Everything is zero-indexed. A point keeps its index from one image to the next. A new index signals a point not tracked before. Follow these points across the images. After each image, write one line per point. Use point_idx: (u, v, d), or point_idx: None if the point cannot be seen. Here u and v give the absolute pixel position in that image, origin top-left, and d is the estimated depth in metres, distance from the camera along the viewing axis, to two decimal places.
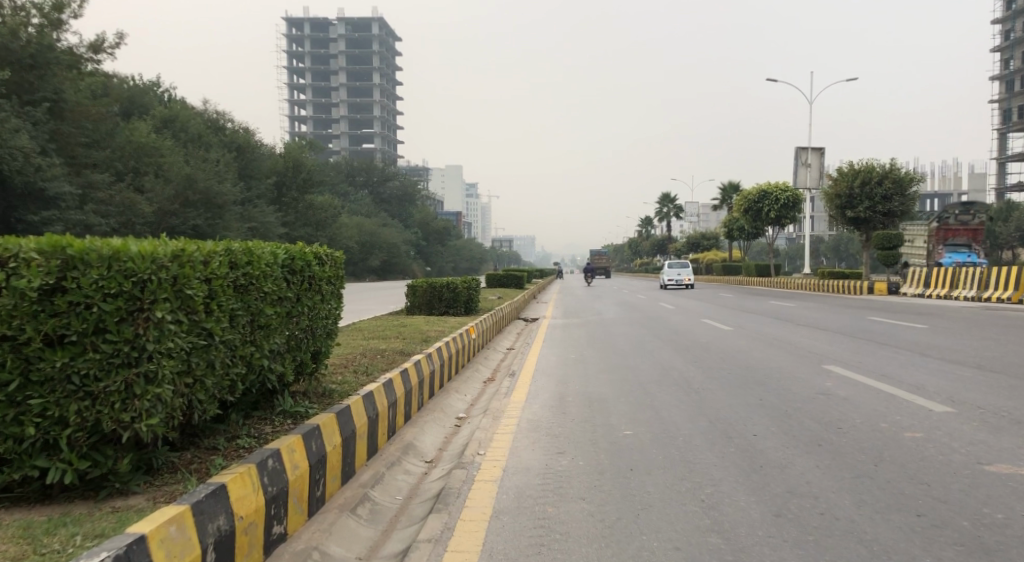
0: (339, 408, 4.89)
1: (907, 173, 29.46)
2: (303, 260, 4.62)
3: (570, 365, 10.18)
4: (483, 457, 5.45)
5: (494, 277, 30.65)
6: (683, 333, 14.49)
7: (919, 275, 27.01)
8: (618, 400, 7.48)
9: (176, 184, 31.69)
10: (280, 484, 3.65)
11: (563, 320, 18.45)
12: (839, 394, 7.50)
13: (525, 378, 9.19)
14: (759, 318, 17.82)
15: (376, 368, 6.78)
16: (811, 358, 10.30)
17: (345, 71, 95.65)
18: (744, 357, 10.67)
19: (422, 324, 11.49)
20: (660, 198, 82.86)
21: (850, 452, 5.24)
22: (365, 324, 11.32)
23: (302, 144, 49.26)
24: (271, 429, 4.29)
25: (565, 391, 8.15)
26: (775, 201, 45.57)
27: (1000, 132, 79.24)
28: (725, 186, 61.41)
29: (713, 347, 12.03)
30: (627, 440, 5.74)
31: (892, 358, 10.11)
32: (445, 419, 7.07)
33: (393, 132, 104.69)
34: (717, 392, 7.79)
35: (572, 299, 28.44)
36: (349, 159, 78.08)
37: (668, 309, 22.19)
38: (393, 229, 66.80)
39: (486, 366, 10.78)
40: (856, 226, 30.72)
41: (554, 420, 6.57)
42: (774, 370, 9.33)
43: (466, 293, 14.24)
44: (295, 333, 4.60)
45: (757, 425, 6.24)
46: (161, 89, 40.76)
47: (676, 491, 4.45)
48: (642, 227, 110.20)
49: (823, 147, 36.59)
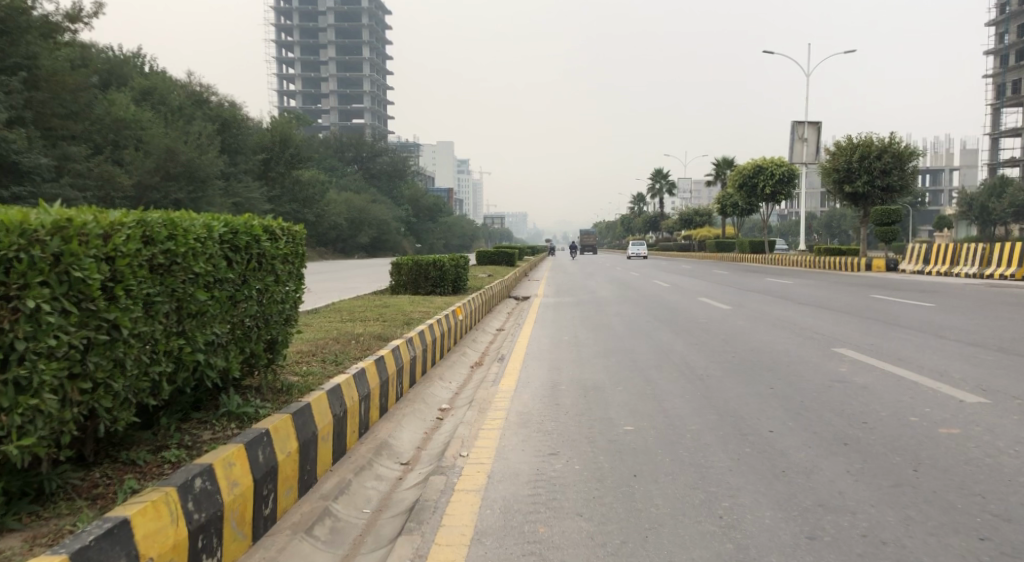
0: (295, 408, 4.20)
1: (907, 146, 28.82)
2: (249, 236, 3.92)
3: (562, 348, 9.54)
4: (466, 460, 4.79)
5: (485, 254, 29.88)
6: (681, 312, 13.86)
7: (919, 251, 26.47)
8: (616, 389, 6.87)
9: (158, 156, 30.61)
10: (210, 510, 2.97)
11: (554, 299, 17.76)
12: (856, 382, 6.89)
13: (513, 363, 8.53)
14: (757, 297, 17.24)
15: (347, 355, 6.09)
16: (819, 340, 9.70)
17: (333, 44, 93.73)
18: (747, 340, 10.06)
19: (405, 304, 10.82)
20: (653, 174, 82.13)
21: (882, 453, 4.61)
22: (345, 305, 10.64)
23: (288, 117, 48.10)
24: (210, 436, 3.61)
25: (558, 378, 7.51)
26: (770, 176, 44.86)
27: (993, 106, 78.77)
28: (718, 161, 60.66)
29: (714, 328, 11.42)
30: (627, 438, 5.10)
31: (905, 340, 9.51)
32: (426, 411, 6.42)
33: (382, 107, 103.14)
34: (723, 380, 7.16)
35: (564, 277, 27.70)
36: (337, 133, 76.69)
37: (662, 286, 21.55)
38: (383, 205, 65.86)
39: (473, 349, 10.13)
40: (854, 201, 30.11)
41: (546, 413, 5.93)
42: (782, 354, 8.72)
43: (453, 271, 13.54)
44: (241, 321, 3.91)
45: (772, 419, 5.60)
46: (142, 59, 39.43)
47: (688, 506, 3.80)
48: (635, 204, 109.23)
49: (821, 121, 35.86)
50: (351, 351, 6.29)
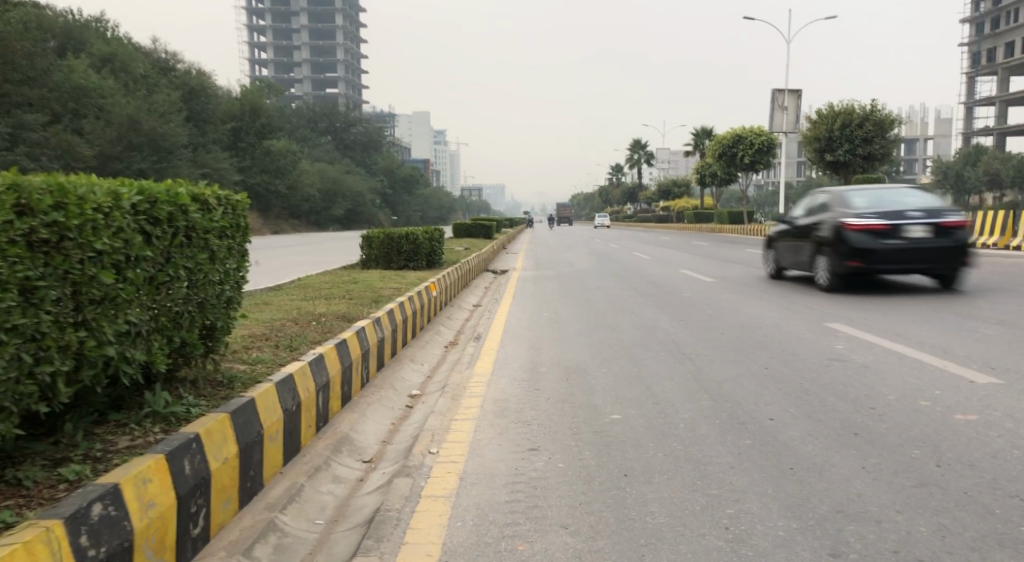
0: (235, 405, 3.62)
1: (888, 114, 28.49)
2: (176, 204, 3.29)
3: (542, 326, 9.04)
4: (435, 457, 4.27)
5: (462, 226, 29.17)
6: (663, 286, 13.40)
7: None
8: (601, 370, 6.39)
9: (120, 125, 29.35)
10: (114, 542, 2.41)
11: (533, 273, 17.20)
12: (855, 361, 6.47)
13: (491, 343, 7.99)
14: (740, 269, 16.83)
15: (304, 338, 5.49)
16: (810, 315, 9.29)
17: (305, 12, 91.23)
18: (734, 314, 9.63)
19: (376, 280, 10.22)
20: (631, 144, 81.61)
21: (897, 444, 4.17)
22: (311, 281, 10.02)
23: (258, 86, 46.72)
24: (128, 441, 3.04)
25: (539, 359, 7.00)
26: (749, 146, 44.44)
27: (968, 75, 79.02)
28: (697, 131, 60.19)
29: (699, 302, 10.98)
30: (615, 431, 4.62)
31: (898, 313, 9.12)
32: (394, 398, 5.88)
33: (357, 77, 101.10)
34: (713, 360, 6.70)
35: (543, 249, 27.14)
36: (310, 104, 75.06)
37: (643, 259, 21.12)
38: (357, 177, 64.66)
39: (448, 327, 9.58)
40: (835, 170, 29.80)
41: (526, 401, 5.43)
42: (772, 330, 8.31)
43: (427, 244, 12.91)
44: (168, 307, 3.30)
45: (771, 405, 5.15)
46: (103, 24, 37.80)
47: (688, 513, 3.33)
48: (612, 175, 108.69)
49: (801, 89, 35.41)
50: (309, 333, 5.69)
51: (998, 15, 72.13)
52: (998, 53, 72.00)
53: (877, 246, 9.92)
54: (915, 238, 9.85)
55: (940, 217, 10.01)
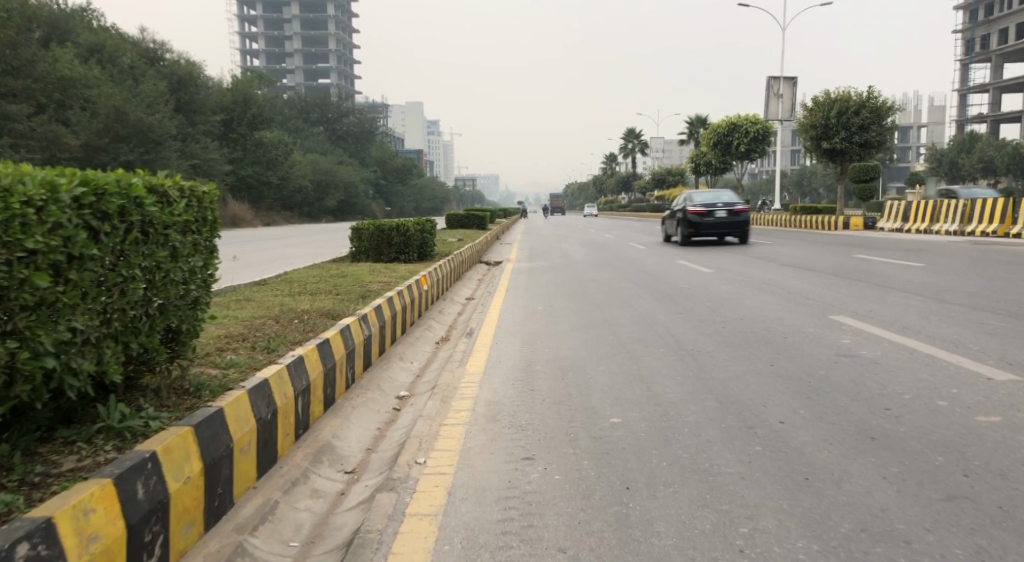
0: (201, 416, 3.29)
1: (885, 101, 28.19)
2: (128, 196, 2.94)
3: (536, 320, 8.73)
4: (423, 467, 3.96)
5: (455, 217, 28.80)
6: (659, 277, 13.12)
7: (897, 209, 26.04)
8: (599, 369, 6.09)
9: (107, 116, 28.75)
10: None
11: (527, 264, 16.88)
12: (864, 357, 6.19)
13: (484, 339, 7.67)
14: (737, 258, 16.58)
15: (284, 337, 5.18)
16: (812, 307, 9.02)
17: (297, 2, 90.38)
18: (735, 307, 9.35)
19: (365, 274, 9.89)
20: (625, 134, 81.19)
21: (919, 450, 3.88)
22: (297, 275, 9.68)
23: (248, 76, 46.11)
24: (73, 462, 2.71)
25: (534, 356, 6.70)
26: (744, 134, 44.11)
27: (961, 62, 78.81)
28: (691, 120, 59.83)
29: (698, 294, 10.70)
30: (614, 437, 4.32)
31: (904, 305, 8.85)
32: (381, 401, 5.56)
33: (349, 68, 100.25)
34: (716, 357, 6.41)
35: (537, 240, 26.82)
36: (301, 94, 74.37)
37: (639, 249, 20.82)
38: (350, 168, 64.09)
39: (439, 322, 9.26)
40: (831, 158, 29.53)
41: (521, 404, 5.12)
42: (775, 323, 8.02)
43: (418, 236, 12.58)
44: (121, 311, 2.95)
45: (780, 406, 4.86)
46: (89, 14, 37.12)
47: (697, 533, 3.04)
48: (606, 164, 108.30)
49: (796, 76, 35.10)
50: (291, 332, 5.37)
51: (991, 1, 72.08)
52: (992, 39, 71.89)
53: (702, 222, 19.14)
54: (721, 217, 19.17)
55: (735, 207, 19.25)
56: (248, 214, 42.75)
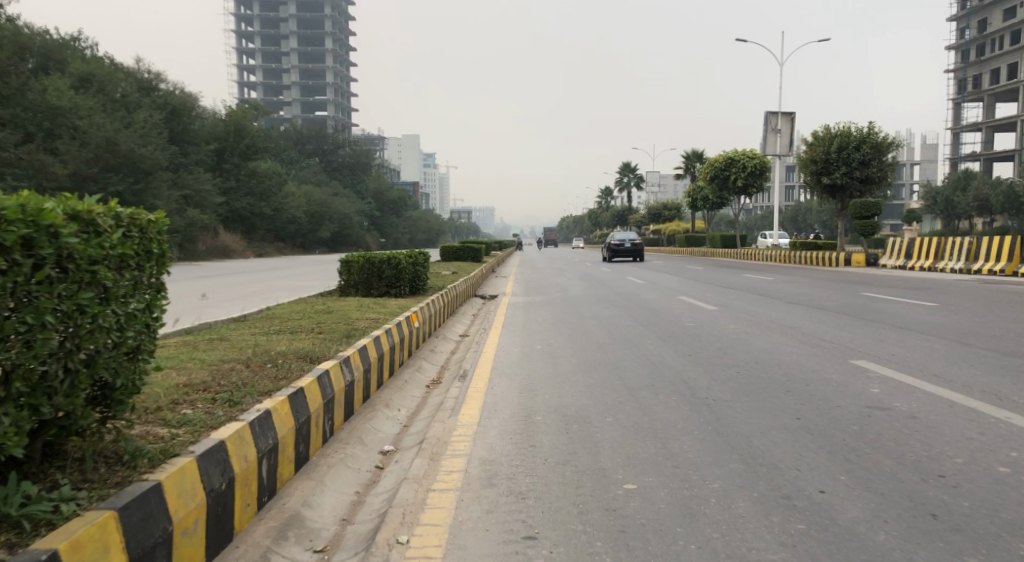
0: (132, 494, 2.64)
1: (886, 137, 27.99)
2: (34, 222, 2.36)
3: (535, 361, 8.14)
4: (404, 550, 3.32)
5: (449, 249, 28.35)
6: (662, 314, 12.58)
7: (900, 246, 25.71)
8: (606, 421, 5.50)
9: (97, 145, 27.96)
10: None
11: (524, 298, 16.34)
12: (899, 409, 5.63)
13: (478, 383, 7.07)
14: (741, 295, 16.08)
15: (247, 387, 4.52)
16: (830, 350, 8.47)
17: (295, 35, 90.94)
18: (746, 348, 8.81)
19: (352, 310, 9.29)
20: (621, 168, 81.55)
21: (992, 534, 3.28)
22: (279, 311, 9.08)
23: (244, 107, 45.75)
24: None
25: (533, 404, 6.09)
26: (742, 169, 43.92)
27: (954, 101, 79.28)
28: (688, 155, 59.78)
29: (705, 333, 10.15)
30: (630, 512, 3.70)
31: (927, 349, 8.32)
32: (363, 458, 4.93)
33: (346, 100, 100.64)
34: (734, 407, 5.82)
35: (532, 273, 26.30)
36: (297, 126, 74.38)
37: (638, 283, 20.33)
38: (345, 200, 63.79)
39: (430, 363, 8.64)
40: (831, 193, 29.30)
41: (521, 464, 4.51)
42: (791, 368, 7.47)
43: (411, 269, 12.04)
44: (23, 365, 2.34)
45: (817, 470, 4.26)
46: (83, 44, 36.87)
47: None
48: (602, 198, 108.46)
49: (794, 112, 35.03)
50: (257, 381, 4.72)
51: (983, 42, 72.66)
52: (984, 79, 72.55)
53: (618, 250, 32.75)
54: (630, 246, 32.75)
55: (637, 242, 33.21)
56: (240, 245, 42.25)
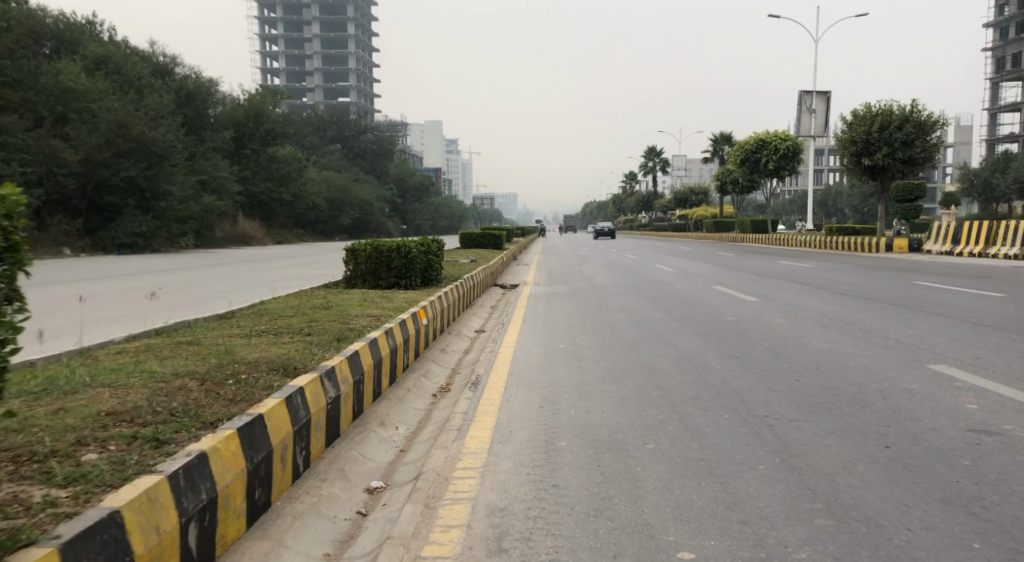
0: None
1: (929, 115, 26.36)
2: None
3: (559, 364, 7.12)
4: None
5: (469, 235, 27.25)
6: (698, 306, 11.45)
7: (946, 230, 24.21)
8: (646, 451, 4.44)
9: (107, 129, 27.01)
10: None
11: (546, 288, 15.23)
12: (1014, 433, 4.52)
13: (491, 393, 6.04)
14: (781, 284, 14.87)
15: (187, 416, 3.50)
16: (901, 352, 7.32)
17: (317, 21, 89.99)
18: (799, 348, 7.72)
19: (352, 305, 8.30)
20: (647, 152, 79.93)
21: None
22: (270, 307, 8.12)
23: (262, 92, 44.83)
24: None
25: (556, 424, 5.06)
26: (774, 151, 42.27)
27: (993, 80, 76.28)
28: (716, 137, 57.96)
29: (749, 330, 9.00)
30: None
31: (1015, 351, 7.15)
32: (343, 500, 3.92)
33: (368, 86, 99.64)
34: (804, 431, 4.73)
35: (556, 260, 25.23)
36: (318, 112, 73.61)
37: (667, 272, 19.15)
38: (366, 186, 63.04)
39: (439, 365, 7.64)
40: (872, 175, 27.77)
41: (536, 518, 3.48)
42: (858, 374, 6.36)
43: (422, 258, 11.08)
44: None
45: (939, 533, 3.17)
46: (98, 27, 36.00)
47: None
48: (627, 183, 106.65)
49: (830, 90, 33.39)
50: (206, 405, 3.69)
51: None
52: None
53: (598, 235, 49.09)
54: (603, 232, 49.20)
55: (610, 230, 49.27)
56: (258, 233, 41.60)
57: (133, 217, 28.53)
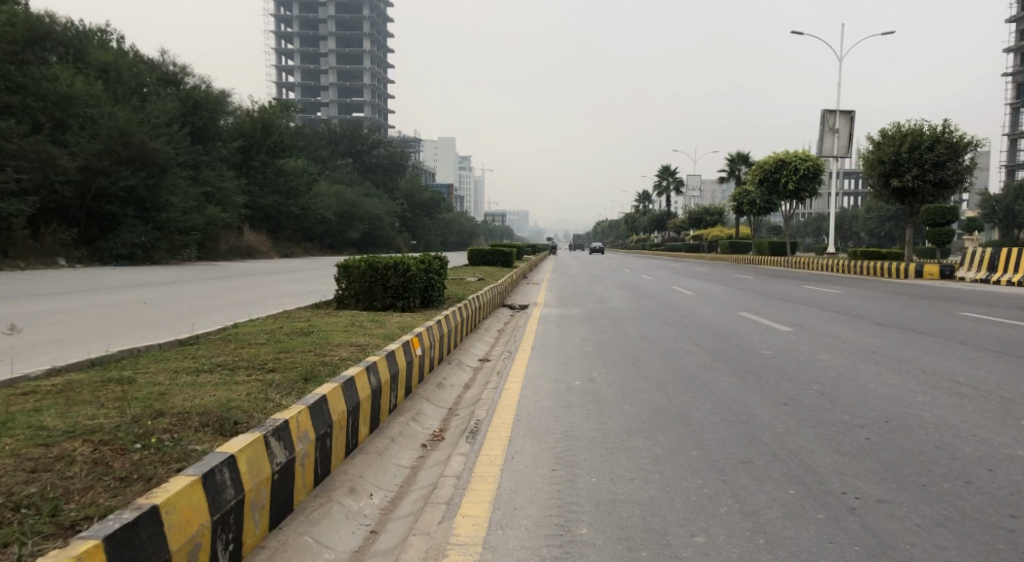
0: None
1: (962, 136, 25.20)
2: None
3: (575, 409, 5.98)
4: None
5: (478, 252, 26.14)
6: (728, 336, 10.28)
7: (980, 257, 22.94)
8: (694, 551, 3.33)
9: (108, 137, 26.16)
10: None
11: (558, 311, 14.08)
12: None
13: (493, 447, 4.91)
14: (814, 312, 13.66)
15: (38, 512, 2.46)
16: (982, 401, 6.15)
17: (333, 36, 89.62)
18: (857, 393, 6.56)
19: (336, 331, 7.19)
20: (661, 172, 79.02)
21: None
22: (243, 332, 7.02)
23: (273, 104, 44.10)
24: None
25: (573, 498, 3.96)
26: (793, 171, 41.07)
27: (1014, 106, 74.98)
28: (732, 158, 56.86)
29: (792, 367, 7.83)
30: None
31: None
32: None
33: (382, 102, 99.22)
34: (903, 522, 3.59)
35: (568, 280, 24.05)
36: (331, 125, 72.99)
37: (687, 295, 17.98)
38: (376, 200, 62.24)
39: (432, 405, 6.48)
40: (900, 197, 26.56)
41: None
42: (941, 432, 5.20)
43: (422, 278, 9.95)
44: None
45: None
46: (107, 35, 35.27)
47: None
48: (640, 203, 105.46)
49: (854, 110, 32.25)
50: (77, 492, 2.61)
51: None
52: None
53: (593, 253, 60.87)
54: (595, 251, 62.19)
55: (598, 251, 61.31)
56: (264, 245, 40.69)
57: (133, 227, 27.62)
